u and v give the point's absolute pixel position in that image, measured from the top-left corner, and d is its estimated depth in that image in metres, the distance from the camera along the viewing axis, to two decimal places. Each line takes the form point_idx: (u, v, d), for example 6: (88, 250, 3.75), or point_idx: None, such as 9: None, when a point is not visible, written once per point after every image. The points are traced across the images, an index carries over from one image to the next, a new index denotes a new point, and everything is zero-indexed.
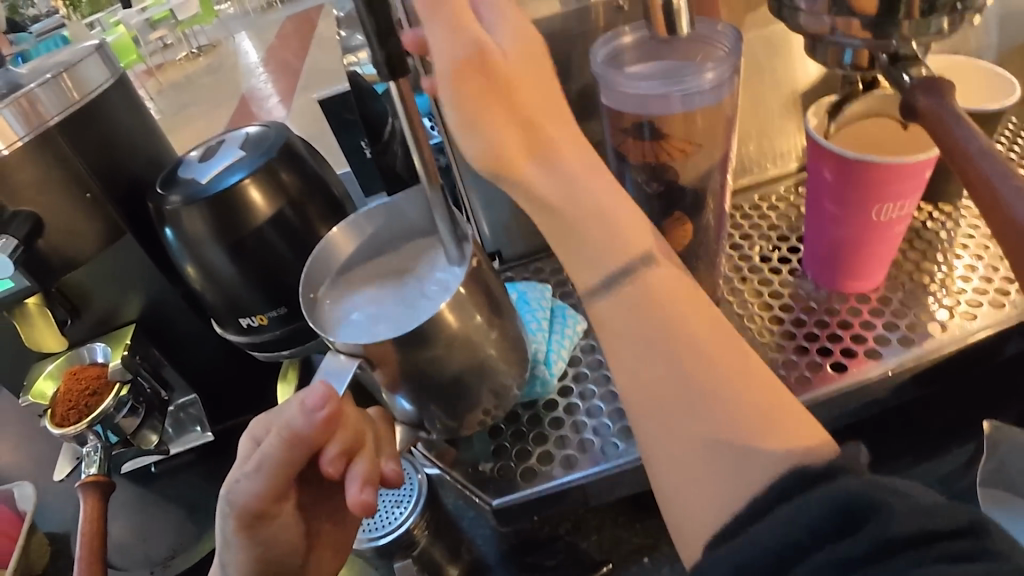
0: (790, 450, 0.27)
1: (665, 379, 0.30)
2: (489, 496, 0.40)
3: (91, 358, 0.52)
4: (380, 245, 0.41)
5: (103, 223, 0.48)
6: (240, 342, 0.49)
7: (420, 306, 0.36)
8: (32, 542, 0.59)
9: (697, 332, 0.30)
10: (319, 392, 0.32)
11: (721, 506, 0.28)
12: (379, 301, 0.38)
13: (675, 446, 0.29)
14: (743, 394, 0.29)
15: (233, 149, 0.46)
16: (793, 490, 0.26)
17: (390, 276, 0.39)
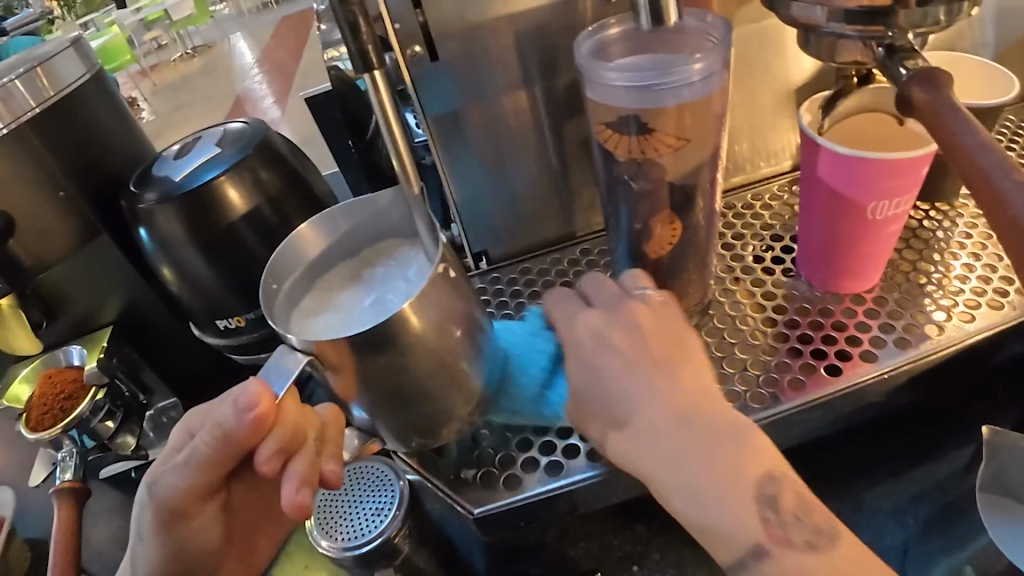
0: None
1: None
2: (470, 505, 0.39)
3: (66, 360, 0.50)
4: (352, 243, 0.40)
5: (78, 223, 0.47)
6: (218, 344, 0.47)
7: (387, 305, 0.35)
8: (12, 549, 0.57)
9: None
10: (251, 390, 0.31)
11: None
12: (347, 300, 0.37)
13: None
14: None
15: (209, 146, 0.44)
16: None
17: (360, 275, 0.38)
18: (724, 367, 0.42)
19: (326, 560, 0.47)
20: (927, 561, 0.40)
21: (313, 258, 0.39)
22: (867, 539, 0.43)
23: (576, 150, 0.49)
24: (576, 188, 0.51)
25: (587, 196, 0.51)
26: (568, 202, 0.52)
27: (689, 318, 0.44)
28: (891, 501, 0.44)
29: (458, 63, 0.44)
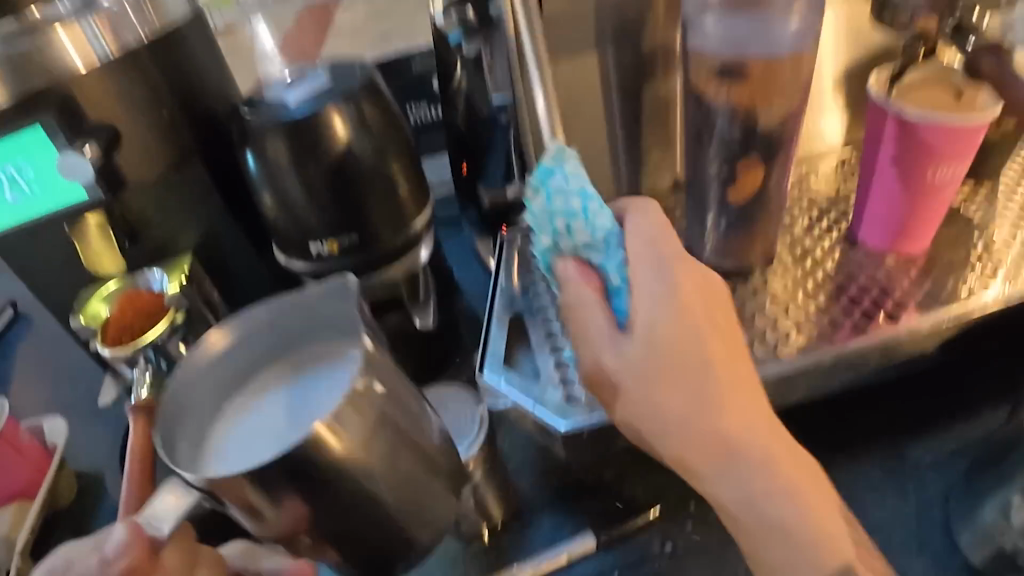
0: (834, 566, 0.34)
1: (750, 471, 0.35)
2: (558, 422, 0.42)
3: (148, 285, 0.52)
4: (273, 348, 0.42)
5: (174, 144, 0.48)
6: (302, 270, 0.49)
7: (304, 424, 0.36)
8: (61, 480, 0.59)
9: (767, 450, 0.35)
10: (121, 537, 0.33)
11: None
12: (266, 413, 0.39)
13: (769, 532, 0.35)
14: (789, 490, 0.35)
15: (319, 78, 0.47)
16: None
17: (304, 367, 0.41)
18: (789, 314, 0.46)
19: None
20: (970, 504, 0.43)
21: (226, 367, 0.41)
22: (909, 487, 0.46)
23: (652, 112, 0.52)
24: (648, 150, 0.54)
25: (658, 158, 0.55)
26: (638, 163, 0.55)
27: (755, 269, 0.48)
28: (932, 455, 0.48)
29: None
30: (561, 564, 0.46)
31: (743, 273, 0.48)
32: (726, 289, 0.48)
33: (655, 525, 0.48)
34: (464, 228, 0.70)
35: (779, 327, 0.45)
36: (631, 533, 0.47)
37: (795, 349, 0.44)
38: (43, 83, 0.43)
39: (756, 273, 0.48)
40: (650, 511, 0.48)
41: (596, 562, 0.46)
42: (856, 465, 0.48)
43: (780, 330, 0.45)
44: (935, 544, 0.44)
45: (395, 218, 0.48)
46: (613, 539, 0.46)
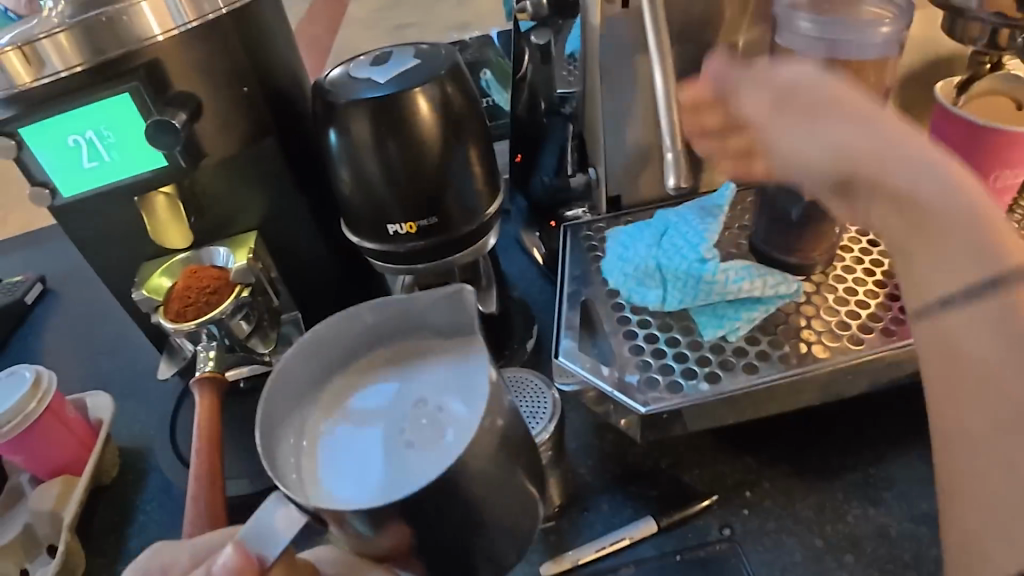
0: None
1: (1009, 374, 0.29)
2: (639, 402, 0.43)
3: (211, 261, 0.52)
4: (377, 336, 0.40)
5: (250, 119, 0.48)
6: (372, 249, 0.50)
7: (414, 457, 0.33)
8: (106, 454, 0.58)
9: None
10: (230, 561, 0.30)
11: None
12: (373, 413, 0.37)
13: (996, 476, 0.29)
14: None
15: (406, 60, 0.47)
16: None
17: (411, 384, 0.38)
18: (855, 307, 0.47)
19: None
20: None
21: (332, 354, 0.39)
22: None
23: None
24: None
25: None
26: (700, 158, 0.56)
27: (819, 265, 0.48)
28: None
29: None
30: (623, 547, 0.47)
31: (808, 267, 0.48)
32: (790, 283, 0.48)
33: (711, 512, 0.49)
34: (508, 217, 0.70)
35: (847, 320, 0.46)
36: (688, 520, 0.48)
37: (866, 342, 0.44)
38: (120, 52, 0.43)
39: (818, 269, 0.49)
40: (707, 500, 0.49)
41: (658, 545, 0.47)
42: (904, 459, 0.49)
43: (847, 322, 0.46)
44: None
45: (469, 202, 0.49)
46: (672, 524, 0.47)
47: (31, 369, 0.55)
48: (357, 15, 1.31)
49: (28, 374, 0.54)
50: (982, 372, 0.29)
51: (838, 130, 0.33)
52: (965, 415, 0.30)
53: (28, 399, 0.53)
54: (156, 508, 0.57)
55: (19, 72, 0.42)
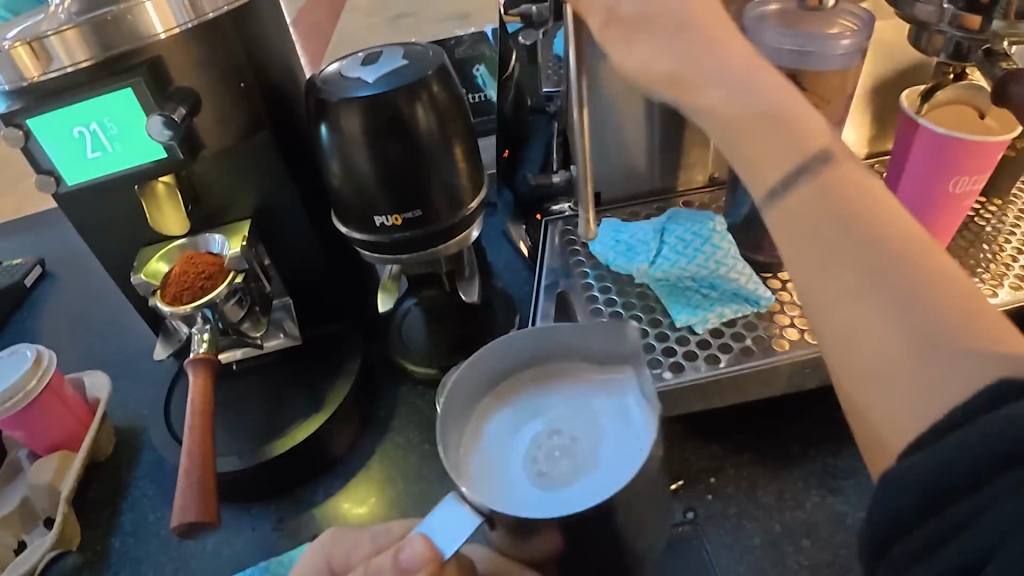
0: (989, 360, 0.25)
1: (863, 253, 0.28)
2: None
3: (206, 248, 0.54)
4: (512, 363, 0.42)
5: (247, 114, 0.51)
6: (360, 240, 0.52)
7: (577, 468, 0.36)
8: (102, 432, 0.61)
9: (885, 228, 0.28)
10: (417, 552, 0.32)
11: (913, 410, 0.26)
12: (517, 439, 0.40)
13: (882, 386, 0.27)
14: (934, 279, 0.27)
15: (395, 59, 0.49)
16: (996, 402, 0.23)
17: (555, 412, 0.41)
18: None
19: (415, 452, 0.57)
20: None
21: (474, 385, 0.41)
22: None
23: None
24: (689, 147, 0.58)
25: (697, 155, 0.58)
26: (679, 159, 0.58)
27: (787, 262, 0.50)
28: None
29: None
30: None
31: (776, 266, 0.50)
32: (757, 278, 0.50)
33: (676, 496, 0.51)
34: (497, 209, 0.73)
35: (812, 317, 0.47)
36: None
37: None
38: (125, 49, 0.45)
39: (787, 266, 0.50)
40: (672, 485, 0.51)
41: None
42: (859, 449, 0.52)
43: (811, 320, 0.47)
44: None
45: (454, 195, 0.51)
46: None
47: (32, 348, 0.58)
48: (354, 5, 1.31)
49: (29, 353, 0.57)
50: (833, 235, 0.29)
51: (667, 46, 0.34)
52: (825, 292, 0.29)
53: (29, 376, 0.56)
54: (150, 484, 0.59)
55: (28, 68, 0.45)
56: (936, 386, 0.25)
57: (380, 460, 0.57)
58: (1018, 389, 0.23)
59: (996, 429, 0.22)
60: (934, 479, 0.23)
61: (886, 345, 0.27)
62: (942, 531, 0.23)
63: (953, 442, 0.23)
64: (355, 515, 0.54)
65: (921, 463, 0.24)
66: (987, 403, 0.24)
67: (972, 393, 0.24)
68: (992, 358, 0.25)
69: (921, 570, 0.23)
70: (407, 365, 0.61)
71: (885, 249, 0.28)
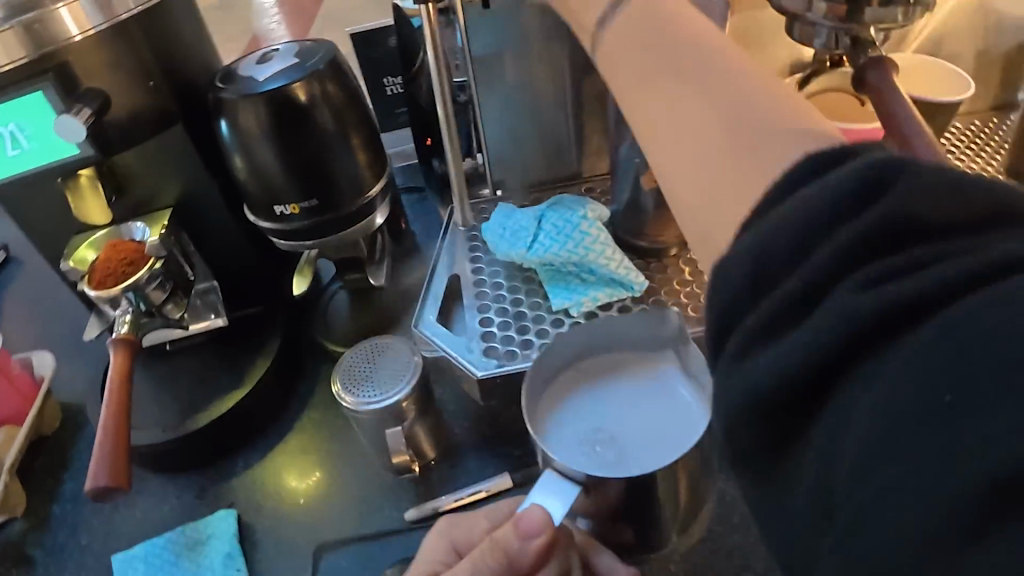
0: (802, 138, 0.31)
1: (701, 66, 0.36)
2: (475, 368, 0.48)
3: (129, 236, 0.57)
4: (584, 348, 0.48)
5: (158, 109, 0.54)
6: (269, 228, 0.55)
7: (640, 445, 0.43)
8: (47, 408, 0.65)
9: (709, 47, 0.37)
10: (536, 520, 0.37)
11: (719, 201, 0.32)
12: (582, 410, 0.45)
13: (693, 151, 0.34)
14: (766, 92, 0.34)
15: (289, 57, 0.52)
16: (811, 176, 0.27)
17: (618, 391, 0.46)
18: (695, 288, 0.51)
19: (331, 429, 0.61)
20: None
21: (547, 367, 0.46)
22: None
23: (592, 103, 0.58)
24: (589, 136, 0.60)
25: (598, 143, 0.60)
26: (580, 147, 0.60)
27: (670, 247, 0.52)
28: None
29: (503, 11, 0.53)
30: (480, 498, 0.53)
31: (658, 251, 0.53)
32: (641, 262, 0.53)
33: None
34: (427, 195, 0.75)
35: (684, 300, 0.50)
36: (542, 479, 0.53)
37: (691, 320, 0.49)
38: (33, 54, 0.48)
39: (672, 251, 0.53)
40: None
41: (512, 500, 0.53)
42: None
43: (683, 304, 0.50)
44: None
45: (354, 183, 0.54)
46: (527, 482, 0.53)
47: None
48: None
49: None
50: (679, 77, 0.36)
51: None
52: (650, 112, 0.37)
53: None
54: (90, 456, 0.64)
55: None
56: (743, 168, 0.31)
57: (298, 436, 0.60)
58: (821, 163, 0.27)
59: (823, 189, 0.25)
60: (785, 229, 0.25)
61: (705, 142, 0.34)
62: (798, 302, 0.24)
63: (807, 198, 0.26)
64: (270, 486, 0.58)
65: (749, 241, 0.27)
66: (818, 170, 0.27)
67: (775, 163, 0.30)
68: (802, 137, 0.31)
69: (777, 341, 0.24)
70: (329, 345, 0.64)
71: (717, 68, 0.36)
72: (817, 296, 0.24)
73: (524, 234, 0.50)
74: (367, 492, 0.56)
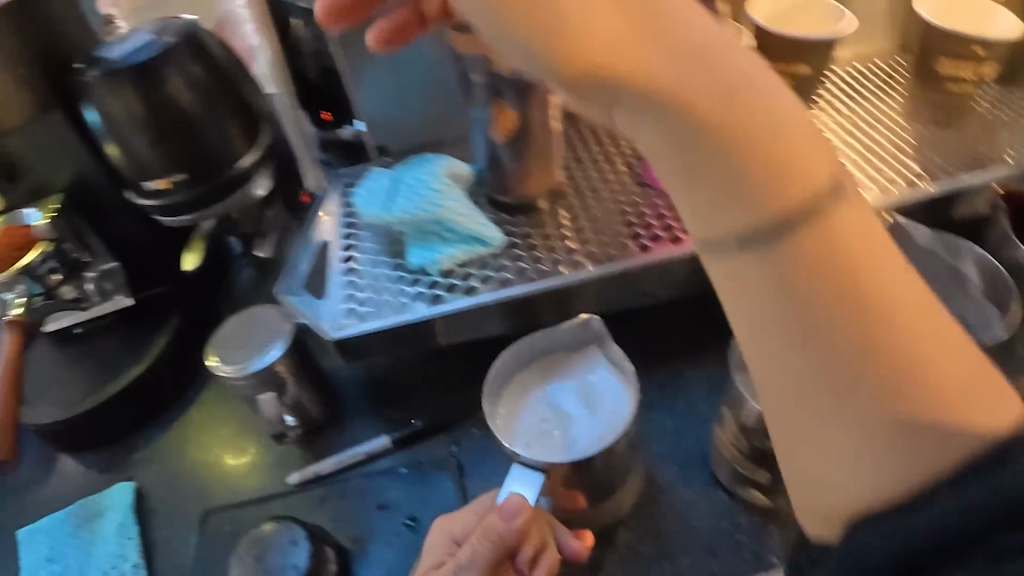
0: (985, 427, 0.23)
1: (727, 169, 0.23)
2: (330, 330, 0.48)
3: (25, 221, 0.57)
4: (525, 354, 0.49)
5: (30, 97, 0.54)
6: (150, 207, 0.56)
7: (582, 429, 0.45)
8: None
9: (701, 87, 0.23)
10: (515, 504, 0.41)
11: (863, 481, 0.24)
12: (530, 409, 0.47)
13: (808, 419, 0.24)
14: (851, 263, 0.23)
15: (147, 36, 0.53)
16: (992, 460, 0.22)
17: (557, 385, 0.48)
18: (560, 242, 0.51)
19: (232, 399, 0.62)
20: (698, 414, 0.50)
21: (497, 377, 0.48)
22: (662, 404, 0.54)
23: None
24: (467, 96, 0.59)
25: None
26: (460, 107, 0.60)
27: (537, 201, 0.53)
28: (698, 377, 0.55)
29: None
30: (361, 461, 0.54)
31: (524, 205, 0.53)
32: (509, 219, 0.53)
33: (446, 430, 0.55)
34: None
35: (543, 253, 0.50)
36: (423, 437, 0.54)
37: (545, 271, 0.49)
38: None
39: (540, 204, 0.53)
40: (441, 419, 0.55)
41: (392, 459, 0.54)
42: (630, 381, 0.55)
43: (543, 258, 0.50)
44: (686, 454, 0.52)
45: (225, 153, 0.55)
46: (405, 441, 0.54)
47: None
48: None
49: None
50: (688, 180, 0.24)
51: None
52: (734, 275, 0.24)
53: None
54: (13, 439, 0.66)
55: None
56: (907, 466, 0.23)
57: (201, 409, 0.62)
58: (995, 454, 0.22)
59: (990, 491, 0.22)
60: (933, 529, 0.23)
61: (790, 368, 0.24)
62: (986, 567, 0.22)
63: (982, 489, 0.22)
64: (173, 458, 0.59)
65: (921, 520, 0.23)
66: (991, 461, 0.22)
67: (910, 488, 0.23)
68: (977, 433, 0.23)
69: None
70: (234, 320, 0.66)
71: (739, 160, 0.23)
72: (921, 497, 0.23)
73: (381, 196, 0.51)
74: (258, 459, 0.57)
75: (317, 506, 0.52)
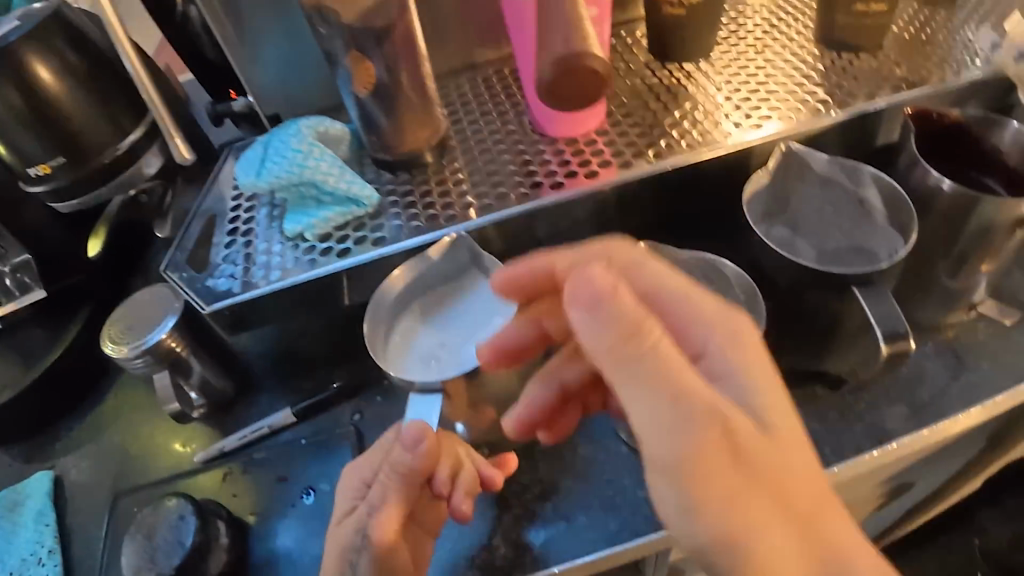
0: None
1: (773, 508, 0.30)
2: (207, 302, 0.47)
3: None
4: (420, 283, 0.48)
5: None
6: (41, 194, 0.55)
7: (470, 350, 0.45)
8: None
9: (779, 525, 0.30)
10: (415, 429, 0.41)
11: None
12: (421, 335, 0.46)
13: None
14: None
15: (11, 18, 0.52)
16: None
17: (448, 311, 0.47)
18: (445, 197, 0.50)
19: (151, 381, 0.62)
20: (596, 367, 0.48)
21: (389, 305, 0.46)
22: None
23: None
24: None
25: None
26: None
27: (421, 155, 0.50)
28: None
29: None
30: (265, 435, 0.53)
31: (407, 162, 0.50)
32: (395, 178, 0.51)
33: (349, 398, 0.53)
34: None
35: (428, 211, 0.49)
36: (326, 407, 0.53)
37: (423, 227, 0.48)
38: None
39: (424, 158, 0.51)
40: (343, 388, 0.53)
41: (296, 432, 0.53)
42: None
43: (427, 214, 0.49)
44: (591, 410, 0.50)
45: (105, 130, 0.55)
46: (306, 411, 0.53)
47: None
48: None
49: None
50: (764, 534, 0.29)
51: None
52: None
53: None
54: None
55: None
56: None
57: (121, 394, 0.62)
58: None
59: None
60: None
61: None
62: None
63: None
64: (94, 444, 0.59)
65: None
66: None
67: None
68: None
69: None
70: None
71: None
72: None
73: (254, 164, 0.49)
74: (169, 438, 0.57)
75: (220, 482, 0.52)
